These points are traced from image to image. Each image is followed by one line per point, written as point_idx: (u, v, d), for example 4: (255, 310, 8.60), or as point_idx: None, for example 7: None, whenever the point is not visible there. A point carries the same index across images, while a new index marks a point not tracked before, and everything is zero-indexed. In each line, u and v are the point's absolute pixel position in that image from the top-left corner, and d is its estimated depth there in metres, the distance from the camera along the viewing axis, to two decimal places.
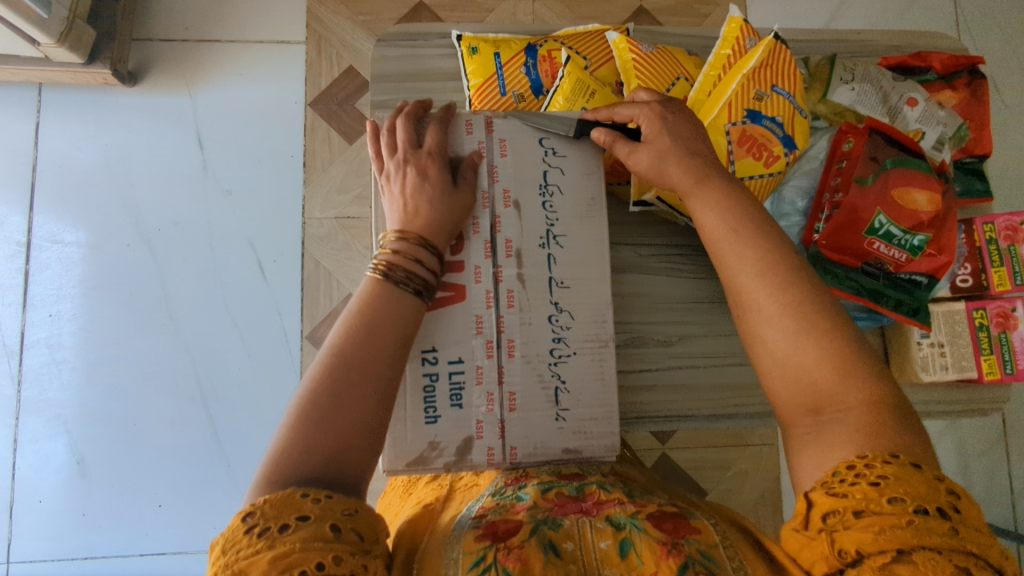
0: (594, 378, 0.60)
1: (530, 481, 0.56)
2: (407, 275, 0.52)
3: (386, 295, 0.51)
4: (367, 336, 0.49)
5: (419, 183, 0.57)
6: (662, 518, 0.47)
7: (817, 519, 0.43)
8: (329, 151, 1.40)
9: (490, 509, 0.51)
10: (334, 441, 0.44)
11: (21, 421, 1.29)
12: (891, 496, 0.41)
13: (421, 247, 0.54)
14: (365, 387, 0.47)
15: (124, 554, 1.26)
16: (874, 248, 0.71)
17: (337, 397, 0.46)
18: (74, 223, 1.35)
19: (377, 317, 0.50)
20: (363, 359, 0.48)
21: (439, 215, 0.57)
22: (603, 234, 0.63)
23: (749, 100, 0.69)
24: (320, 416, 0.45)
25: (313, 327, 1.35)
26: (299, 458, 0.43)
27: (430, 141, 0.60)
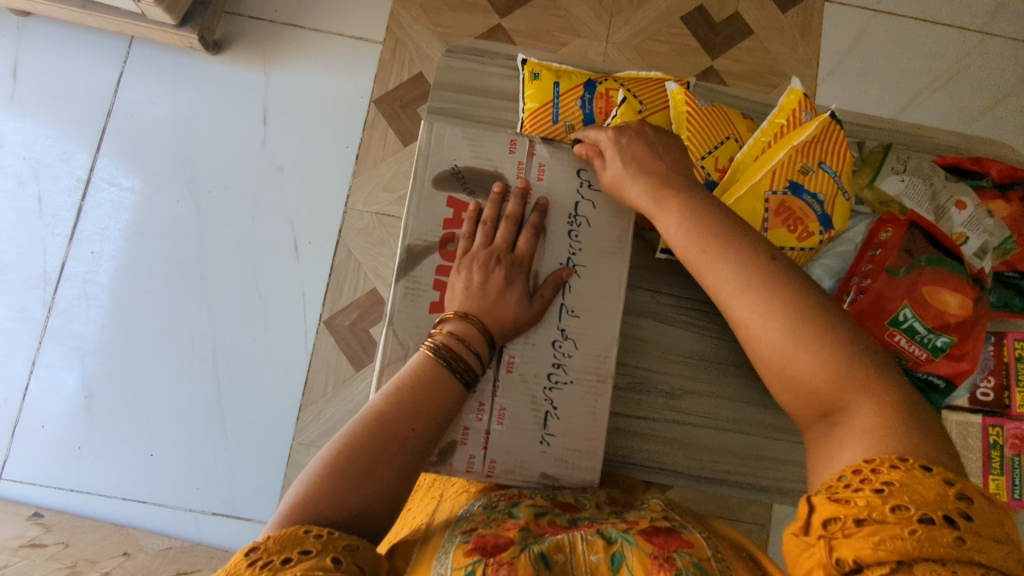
0: (586, 411, 0.60)
1: (523, 499, 0.56)
2: (465, 368, 0.55)
3: (438, 382, 0.54)
4: (413, 414, 0.52)
5: (500, 285, 0.58)
6: (654, 533, 0.49)
7: (819, 525, 0.44)
8: (383, 148, 1.44)
9: (482, 522, 0.52)
10: (362, 500, 0.47)
11: (43, 345, 1.34)
12: (895, 505, 0.42)
13: (481, 343, 0.57)
14: (397, 454, 0.50)
15: (107, 494, 1.29)
16: (894, 340, 0.69)
17: (373, 459, 0.49)
18: (132, 171, 1.42)
19: (425, 397, 0.53)
20: (404, 436, 0.51)
21: (506, 323, 0.58)
22: (623, 272, 0.63)
23: (793, 172, 0.70)
24: (353, 475, 0.47)
25: (332, 313, 1.38)
26: (327, 509, 0.45)
27: (523, 246, 0.61)
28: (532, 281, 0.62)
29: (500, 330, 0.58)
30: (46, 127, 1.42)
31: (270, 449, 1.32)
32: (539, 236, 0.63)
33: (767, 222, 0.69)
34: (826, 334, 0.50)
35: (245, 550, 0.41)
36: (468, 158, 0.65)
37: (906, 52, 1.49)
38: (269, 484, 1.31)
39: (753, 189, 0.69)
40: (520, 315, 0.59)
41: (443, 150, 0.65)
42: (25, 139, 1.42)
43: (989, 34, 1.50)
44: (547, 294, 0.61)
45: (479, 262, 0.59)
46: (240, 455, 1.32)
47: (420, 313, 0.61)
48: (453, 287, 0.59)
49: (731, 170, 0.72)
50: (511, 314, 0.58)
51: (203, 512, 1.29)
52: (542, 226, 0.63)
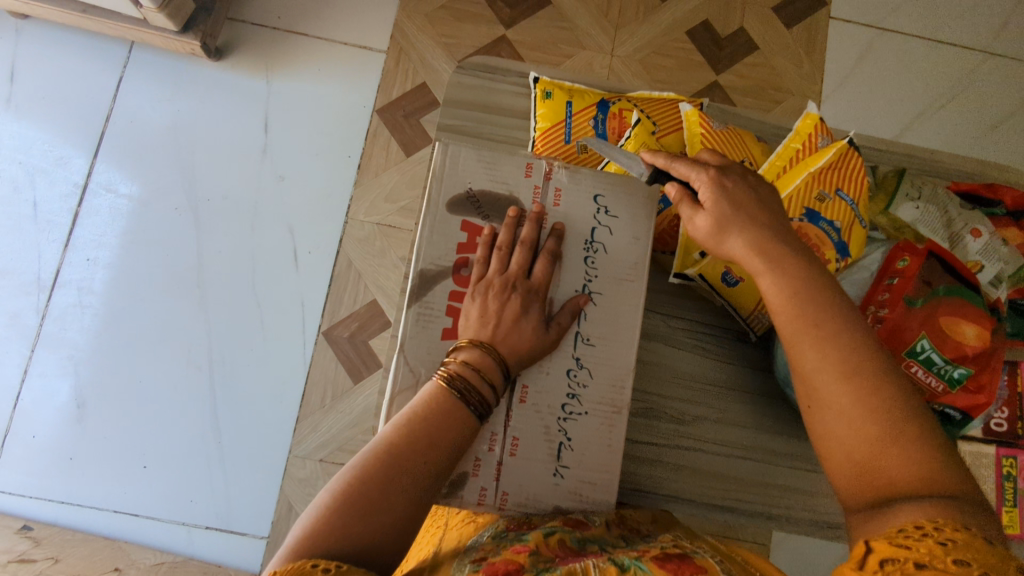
0: (601, 443, 0.59)
1: (534, 526, 0.55)
2: (479, 398, 0.53)
3: (451, 413, 0.52)
4: (426, 446, 0.50)
5: (516, 313, 0.57)
6: (666, 560, 0.47)
7: (873, 563, 0.42)
8: (385, 158, 1.43)
9: (492, 551, 0.50)
10: (371, 536, 0.45)
11: (35, 354, 1.32)
12: (956, 559, 0.40)
13: (496, 373, 0.55)
14: (409, 488, 0.48)
15: (99, 506, 1.26)
16: (911, 370, 0.68)
17: (383, 493, 0.47)
18: (130, 177, 1.40)
19: (439, 428, 0.51)
20: (416, 468, 0.49)
21: (523, 352, 0.57)
22: (639, 300, 0.62)
23: (809, 200, 0.69)
24: (363, 509, 0.46)
25: (331, 325, 1.35)
26: (335, 544, 0.44)
27: (539, 273, 0.60)
28: (547, 308, 0.61)
29: (515, 359, 0.57)
30: (43, 131, 1.40)
31: (266, 463, 1.30)
32: (556, 262, 0.61)
33: None
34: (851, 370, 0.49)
35: None
36: (482, 180, 0.63)
37: (911, 71, 1.49)
38: (264, 498, 1.28)
39: None
40: (536, 345, 0.57)
41: (457, 171, 0.63)
42: (22, 143, 1.40)
43: (992, 55, 1.50)
44: (563, 322, 0.59)
45: (494, 289, 0.58)
46: (235, 468, 1.29)
47: (432, 339, 0.59)
48: (466, 315, 0.58)
49: None
50: (527, 343, 0.57)
51: (197, 525, 1.26)
52: (558, 252, 0.61)
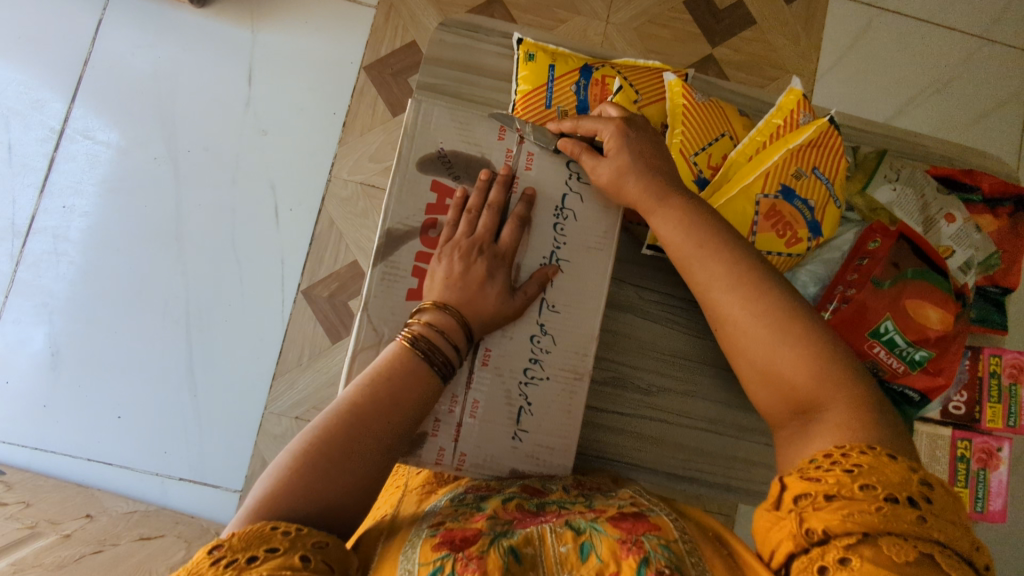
0: (561, 409, 0.59)
1: (493, 492, 0.55)
2: (444, 360, 0.54)
3: (415, 373, 0.52)
4: (389, 407, 0.50)
5: (482, 277, 0.57)
6: (622, 519, 0.49)
7: (789, 500, 0.45)
8: (371, 117, 1.40)
9: (450, 516, 0.51)
10: (334, 494, 0.46)
11: (10, 299, 1.31)
12: (863, 484, 0.42)
13: (460, 335, 0.55)
14: (372, 448, 0.49)
15: (71, 454, 1.27)
16: (874, 351, 0.68)
17: (345, 452, 0.47)
18: (109, 124, 1.36)
19: (403, 388, 0.51)
20: (379, 429, 0.50)
21: (486, 316, 0.57)
22: (607, 268, 0.62)
23: (786, 176, 0.68)
24: (326, 467, 0.46)
25: (310, 284, 1.35)
26: (295, 503, 0.44)
27: (508, 238, 0.60)
28: (517, 276, 0.60)
29: (483, 323, 0.57)
30: (19, 72, 1.36)
31: (241, 417, 1.30)
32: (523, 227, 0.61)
33: (756, 225, 0.68)
34: (809, 351, 0.50)
35: (207, 549, 0.40)
36: (455, 141, 0.63)
37: (907, 53, 1.47)
38: (238, 453, 1.29)
39: (745, 191, 0.67)
40: (501, 309, 0.57)
41: (429, 131, 0.63)
42: None
43: (991, 40, 1.49)
44: (531, 291, 0.59)
45: (461, 252, 0.58)
46: (209, 422, 1.30)
47: (397, 300, 0.59)
48: (433, 276, 0.58)
49: (724, 168, 0.71)
50: (492, 307, 0.57)
51: (170, 477, 1.27)
52: (527, 217, 0.61)
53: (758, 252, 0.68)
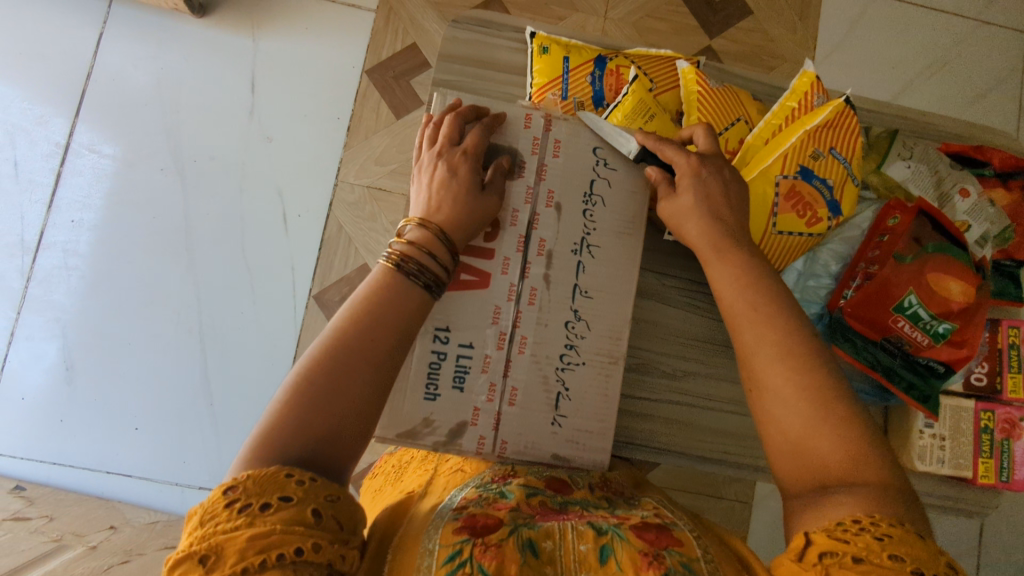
0: (597, 393, 0.60)
1: (516, 479, 0.55)
2: (419, 267, 0.53)
3: (395, 288, 0.52)
4: (373, 326, 0.49)
5: (446, 178, 0.57)
6: (645, 530, 0.48)
7: (813, 555, 0.42)
8: (375, 121, 1.41)
9: (473, 501, 0.51)
10: (329, 424, 0.45)
11: (22, 316, 1.31)
12: (891, 552, 0.41)
13: (436, 240, 0.55)
14: (363, 371, 0.48)
15: (90, 467, 1.27)
16: (898, 326, 0.70)
17: (334, 377, 0.46)
18: (114, 137, 1.37)
19: (386, 307, 0.50)
20: (367, 348, 0.48)
21: (460, 216, 0.57)
22: (636, 253, 0.63)
23: (804, 157, 0.69)
24: (316, 396, 0.45)
25: (322, 289, 1.35)
26: (291, 437, 0.43)
27: (469, 141, 0.60)
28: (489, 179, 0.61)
29: (451, 221, 0.56)
30: (22, 89, 1.37)
31: None
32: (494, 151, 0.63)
33: (777, 207, 0.68)
34: None
35: (222, 490, 0.40)
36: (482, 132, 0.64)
37: (904, 38, 1.49)
38: None
39: (764, 173, 0.68)
40: (472, 207, 0.58)
41: None
42: None
43: (986, 23, 1.50)
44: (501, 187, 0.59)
45: (425, 162, 0.59)
46: (226, 430, 1.30)
47: None
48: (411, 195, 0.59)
49: (741, 152, 0.72)
50: (461, 206, 0.57)
51: (190, 486, 1.27)
52: (488, 129, 0.62)
53: (779, 232, 0.69)
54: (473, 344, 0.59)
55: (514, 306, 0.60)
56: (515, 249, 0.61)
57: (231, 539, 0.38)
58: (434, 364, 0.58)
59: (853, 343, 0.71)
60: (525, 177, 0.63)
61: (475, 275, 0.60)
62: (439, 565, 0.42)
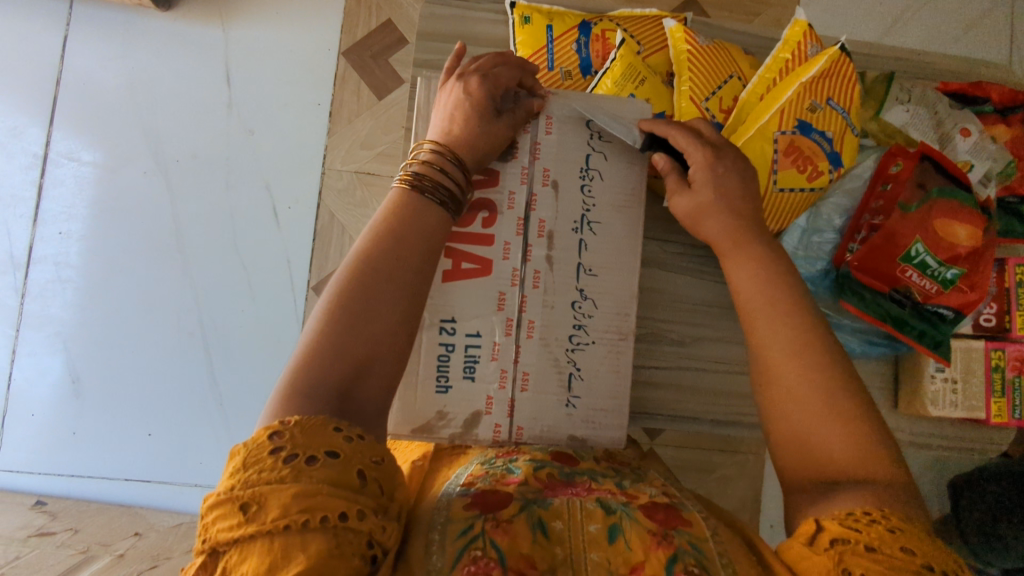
0: (609, 370, 0.60)
1: (522, 455, 0.55)
2: (434, 187, 0.52)
3: (415, 210, 0.51)
4: (399, 250, 0.49)
5: (462, 99, 0.56)
6: (654, 509, 0.47)
7: (825, 540, 0.41)
8: (356, 103, 1.37)
9: (481, 478, 0.51)
10: (362, 348, 0.45)
11: (21, 333, 1.30)
12: (903, 546, 0.39)
13: (450, 162, 0.54)
14: (393, 294, 0.47)
15: (108, 476, 1.28)
16: (906, 276, 0.70)
17: (365, 303, 0.46)
18: (92, 143, 1.34)
19: (408, 230, 0.50)
20: (394, 269, 0.48)
21: (474, 138, 0.56)
22: (638, 226, 0.62)
23: (802, 111, 0.67)
24: (349, 319, 0.45)
25: (319, 280, 1.33)
26: (328, 365, 0.43)
27: (486, 64, 0.59)
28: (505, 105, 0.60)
29: (463, 156, 0.55)
30: None
31: None
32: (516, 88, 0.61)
33: (777, 164, 0.67)
34: None
35: (267, 432, 0.39)
36: None
37: None
38: None
39: (761, 131, 0.67)
40: (486, 130, 0.57)
41: None
42: None
43: None
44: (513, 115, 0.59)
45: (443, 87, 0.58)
46: (239, 428, 1.30)
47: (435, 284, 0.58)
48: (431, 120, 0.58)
49: (736, 111, 0.70)
50: (476, 129, 0.56)
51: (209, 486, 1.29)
52: (514, 66, 0.60)
53: (780, 190, 0.68)
54: (480, 333, 0.58)
55: (518, 290, 0.59)
56: (515, 233, 0.60)
57: (272, 492, 0.36)
58: (443, 357, 0.57)
59: (859, 296, 0.71)
60: (520, 157, 0.61)
61: (476, 263, 0.59)
62: (452, 539, 0.42)
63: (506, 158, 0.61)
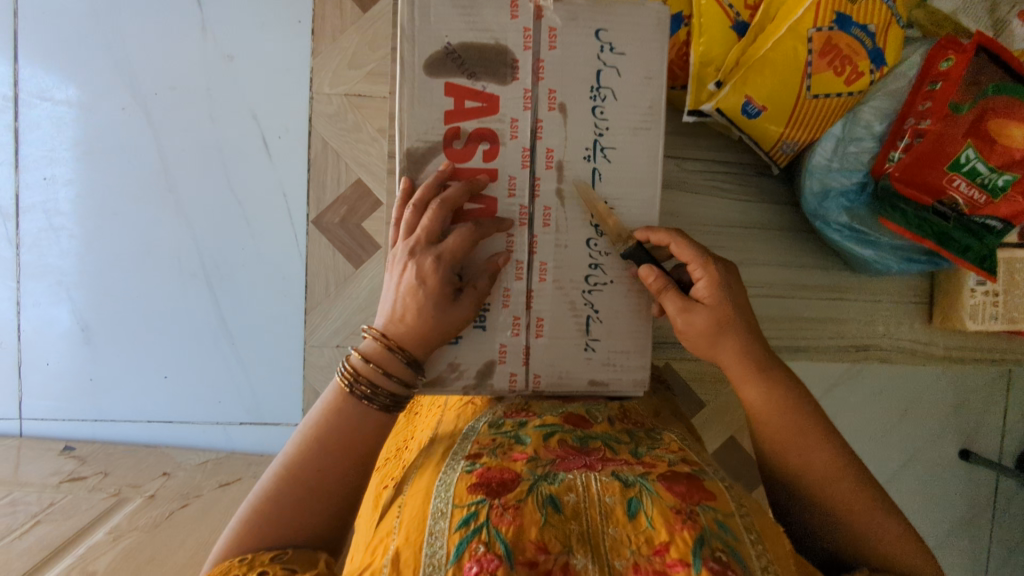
0: (627, 309, 0.63)
1: (533, 420, 0.63)
2: (373, 391, 0.55)
3: (354, 411, 0.55)
4: (341, 439, 0.55)
5: (414, 288, 0.56)
6: (674, 481, 0.52)
7: None
8: (340, 18, 1.26)
9: (489, 450, 0.58)
10: (303, 522, 0.52)
11: (23, 284, 1.28)
12: None
13: (398, 362, 0.56)
14: (332, 476, 0.54)
15: (133, 419, 1.30)
16: (953, 184, 0.71)
17: (307, 487, 0.53)
18: (63, 80, 1.25)
19: (349, 424, 0.55)
20: (336, 458, 0.54)
21: (423, 329, 0.57)
22: (656, 146, 0.62)
23: (841, 3, 0.66)
24: (292, 501, 0.52)
25: (319, 213, 1.28)
26: (270, 530, 0.50)
27: (445, 242, 0.57)
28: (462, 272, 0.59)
29: (413, 342, 0.57)
30: None
31: (284, 355, 1.30)
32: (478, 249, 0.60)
33: (811, 66, 0.67)
34: None
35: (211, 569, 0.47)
36: (462, 32, 0.59)
37: None
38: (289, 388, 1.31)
39: (793, 29, 0.66)
40: (438, 318, 0.57)
41: (431, 25, 0.59)
42: None
43: None
44: (474, 291, 0.58)
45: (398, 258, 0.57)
46: (253, 367, 1.30)
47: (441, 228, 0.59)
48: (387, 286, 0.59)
49: (765, 7, 0.68)
50: (424, 321, 0.56)
51: (231, 423, 1.31)
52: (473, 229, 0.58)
53: (813, 95, 0.69)
54: (493, 280, 0.61)
55: (529, 232, 0.61)
56: (522, 166, 0.61)
57: None
58: None
59: (903, 211, 0.73)
60: (520, 78, 0.60)
61: (483, 206, 0.60)
62: (454, 528, 0.47)
63: (506, 80, 0.60)
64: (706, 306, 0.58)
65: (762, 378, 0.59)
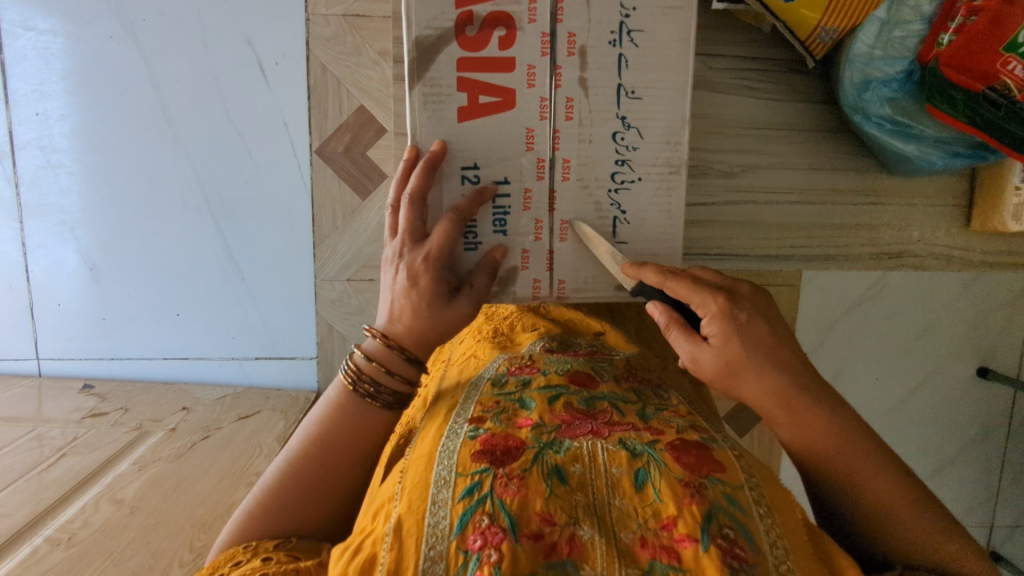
0: (659, 208, 0.56)
1: (537, 379, 0.57)
2: (375, 388, 0.54)
3: (359, 410, 0.54)
4: (346, 436, 0.54)
5: (408, 287, 0.52)
6: (683, 450, 0.46)
7: None
8: None
9: (493, 414, 0.52)
10: (306, 515, 0.52)
11: (26, 225, 1.26)
12: None
13: (400, 361, 0.54)
14: (336, 474, 0.53)
15: (149, 357, 1.30)
16: (1009, 69, 0.55)
17: (311, 481, 0.52)
18: (45, 8, 1.18)
19: (357, 419, 0.54)
20: (340, 455, 0.53)
21: (423, 330, 0.53)
22: (689, 29, 0.53)
23: None
24: (295, 494, 0.51)
25: (322, 142, 1.23)
26: (273, 522, 0.50)
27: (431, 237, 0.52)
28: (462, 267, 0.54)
29: (414, 343, 0.54)
30: None
31: (295, 290, 1.28)
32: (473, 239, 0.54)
33: None
34: None
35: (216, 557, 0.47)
36: None
37: None
38: (302, 322, 1.29)
39: None
40: (437, 318, 0.52)
41: None
42: None
43: None
44: (478, 286, 0.53)
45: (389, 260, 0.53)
46: (266, 302, 1.28)
47: (449, 122, 0.52)
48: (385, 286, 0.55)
49: None
50: (423, 320, 0.52)
51: (247, 358, 1.30)
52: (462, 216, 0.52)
53: None
54: (509, 180, 0.53)
55: (550, 124, 0.53)
56: (540, 53, 0.52)
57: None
58: None
59: (950, 101, 0.58)
60: None
61: (497, 96, 0.52)
62: (456, 499, 0.42)
63: None
64: (715, 348, 0.47)
65: (805, 393, 0.47)
